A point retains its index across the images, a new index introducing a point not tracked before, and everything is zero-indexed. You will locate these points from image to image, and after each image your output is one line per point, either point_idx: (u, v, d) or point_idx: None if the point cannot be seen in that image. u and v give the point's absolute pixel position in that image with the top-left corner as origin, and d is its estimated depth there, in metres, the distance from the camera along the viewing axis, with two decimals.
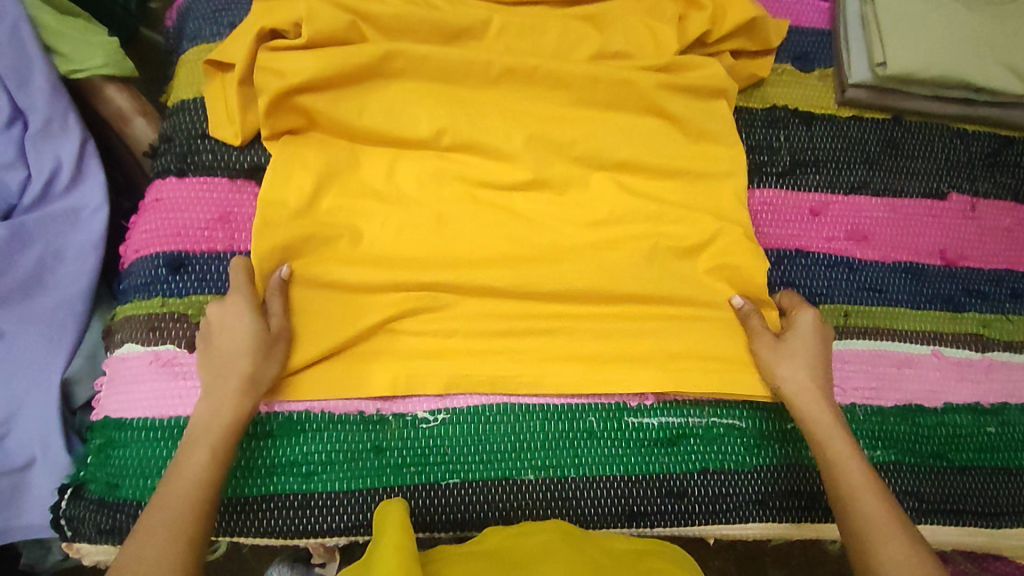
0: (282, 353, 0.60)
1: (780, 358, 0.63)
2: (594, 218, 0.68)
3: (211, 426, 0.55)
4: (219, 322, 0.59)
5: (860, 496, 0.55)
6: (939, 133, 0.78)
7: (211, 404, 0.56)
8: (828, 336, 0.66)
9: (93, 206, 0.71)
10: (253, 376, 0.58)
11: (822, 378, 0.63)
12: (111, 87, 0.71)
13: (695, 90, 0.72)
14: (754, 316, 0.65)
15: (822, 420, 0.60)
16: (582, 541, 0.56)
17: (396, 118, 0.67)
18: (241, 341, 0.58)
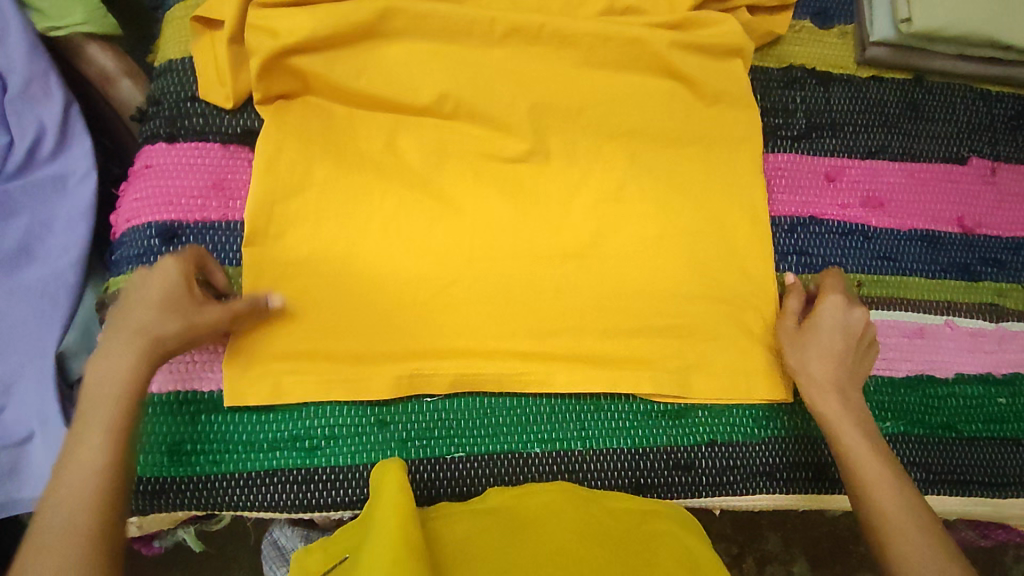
0: (196, 326, 0.54)
1: (796, 349, 0.61)
2: (601, 184, 0.66)
3: (106, 393, 0.49)
4: (141, 280, 0.54)
5: (877, 489, 0.54)
6: (962, 93, 0.75)
7: (101, 371, 0.50)
8: (859, 322, 0.61)
9: (81, 172, 0.68)
10: (150, 330, 0.52)
11: (844, 369, 0.60)
12: (93, 46, 0.67)
13: (708, 49, 0.68)
14: (794, 294, 0.64)
15: (835, 414, 0.58)
16: (588, 502, 0.55)
17: (396, 82, 0.64)
18: (152, 295, 0.53)
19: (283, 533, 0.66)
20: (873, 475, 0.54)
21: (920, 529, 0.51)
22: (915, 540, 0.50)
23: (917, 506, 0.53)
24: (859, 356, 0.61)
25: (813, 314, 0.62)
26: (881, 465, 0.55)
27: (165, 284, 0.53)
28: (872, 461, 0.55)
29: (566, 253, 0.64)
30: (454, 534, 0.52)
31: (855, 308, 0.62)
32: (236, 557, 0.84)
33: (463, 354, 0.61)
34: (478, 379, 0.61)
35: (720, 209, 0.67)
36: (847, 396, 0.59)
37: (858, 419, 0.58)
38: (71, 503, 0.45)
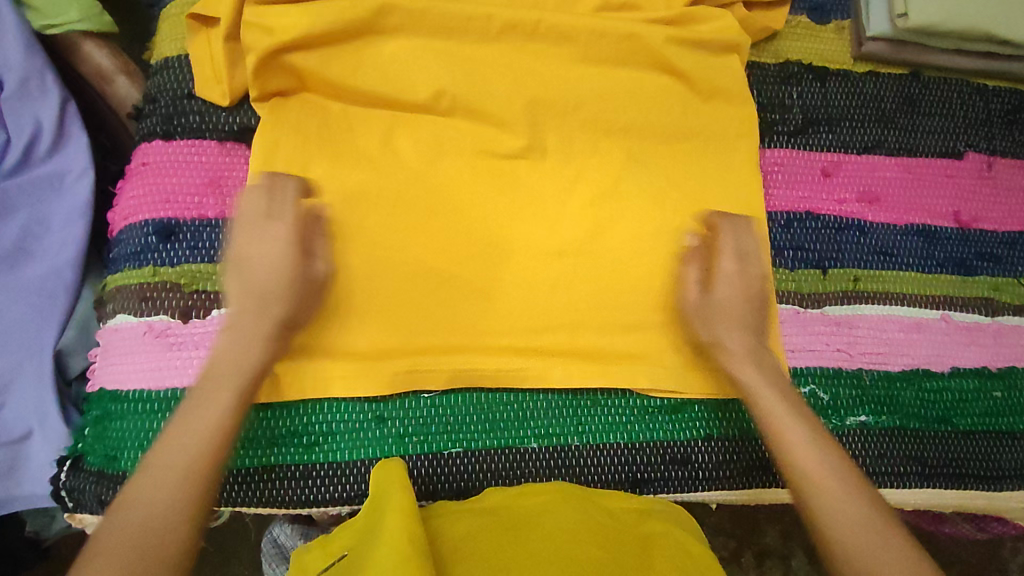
0: (314, 302, 0.59)
1: (705, 322, 0.61)
2: (598, 180, 0.66)
3: (240, 367, 0.54)
4: (268, 254, 0.57)
5: (804, 457, 0.53)
6: (958, 88, 0.75)
7: (234, 343, 0.54)
8: (755, 278, 0.63)
9: (78, 170, 0.68)
10: (286, 322, 0.56)
11: (754, 335, 0.60)
12: (89, 44, 0.67)
13: (705, 44, 0.68)
14: (693, 261, 0.63)
15: (758, 385, 0.58)
16: (584, 501, 0.55)
17: (393, 79, 0.64)
18: (283, 279, 0.56)
19: (283, 532, 0.66)
20: (791, 434, 0.54)
21: (843, 483, 0.52)
22: (840, 496, 0.51)
23: (843, 466, 0.53)
24: (757, 314, 0.62)
25: (714, 279, 0.62)
26: (799, 425, 0.55)
27: (298, 270, 0.57)
28: (790, 421, 0.55)
29: (564, 249, 0.64)
30: (454, 533, 0.52)
31: (747, 266, 0.63)
32: (236, 553, 0.84)
33: (461, 350, 0.61)
34: (476, 375, 0.61)
35: (717, 204, 0.67)
36: (759, 360, 0.59)
37: (773, 382, 0.58)
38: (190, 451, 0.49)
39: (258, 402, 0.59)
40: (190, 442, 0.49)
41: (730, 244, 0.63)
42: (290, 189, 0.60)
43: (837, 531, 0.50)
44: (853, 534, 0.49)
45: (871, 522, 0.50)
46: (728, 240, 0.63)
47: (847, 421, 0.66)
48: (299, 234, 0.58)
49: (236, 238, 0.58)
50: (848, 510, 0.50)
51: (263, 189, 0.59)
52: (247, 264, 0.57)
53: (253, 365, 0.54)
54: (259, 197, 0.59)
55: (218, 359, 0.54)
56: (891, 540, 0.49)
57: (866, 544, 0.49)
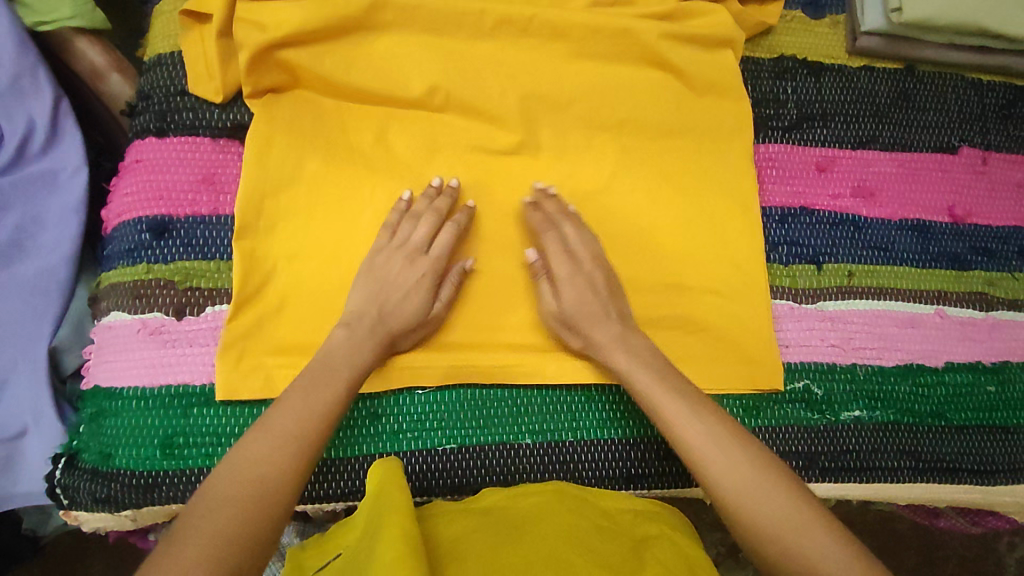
0: (424, 331, 0.60)
1: (574, 328, 0.60)
2: (594, 176, 0.66)
3: (353, 363, 0.55)
4: (397, 273, 0.59)
5: (711, 459, 0.51)
6: (953, 83, 0.75)
7: (352, 343, 0.56)
8: (595, 271, 0.61)
9: (71, 168, 0.68)
10: (391, 337, 0.58)
11: (612, 326, 0.59)
12: (82, 41, 0.67)
13: (699, 40, 0.68)
14: (541, 268, 0.62)
15: (653, 388, 0.56)
16: (579, 502, 0.55)
17: (387, 75, 0.64)
18: (409, 301, 0.59)
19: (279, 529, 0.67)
20: (672, 412, 0.54)
21: (723, 448, 0.51)
22: (725, 461, 0.51)
23: (756, 457, 0.51)
24: (617, 302, 0.61)
25: (560, 283, 0.61)
26: (678, 401, 0.54)
27: (424, 296, 0.59)
28: (668, 399, 0.55)
29: None
30: (450, 532, 0.52)
31: (583, 260, 0.61)
32: None
33: (457, 346, 0.62)
34: (471, 372, 0.61)
35: (712, 200, 0.67)
36: (630, 345, 0.58)
37: (645, 363, 0.57)
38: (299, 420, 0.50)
39: (365, 390, 0.60)
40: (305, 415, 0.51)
41: (560, 245, 0.61)
42: (447, 211, 0.62)
43: (731, 498, 0.49)
44: (744, 497, 0.49)
45: (758, 481, 0.49)
46: (555, 242, 0.61)
47: (841, 416, 0.66)
48: (438, 269, 0.60)
49: (365, 261, 0.60)
50: (737, 474, 0.50)
51: (433, 209, 0.61)
52: (376, 279, 0.59)
53: (364, 367, 0.56)
54: (456, 233, 0.61)
55: (334, 351, 0.55)
56: (782, 498, 0.48)
57: (758, 504, 0.48)
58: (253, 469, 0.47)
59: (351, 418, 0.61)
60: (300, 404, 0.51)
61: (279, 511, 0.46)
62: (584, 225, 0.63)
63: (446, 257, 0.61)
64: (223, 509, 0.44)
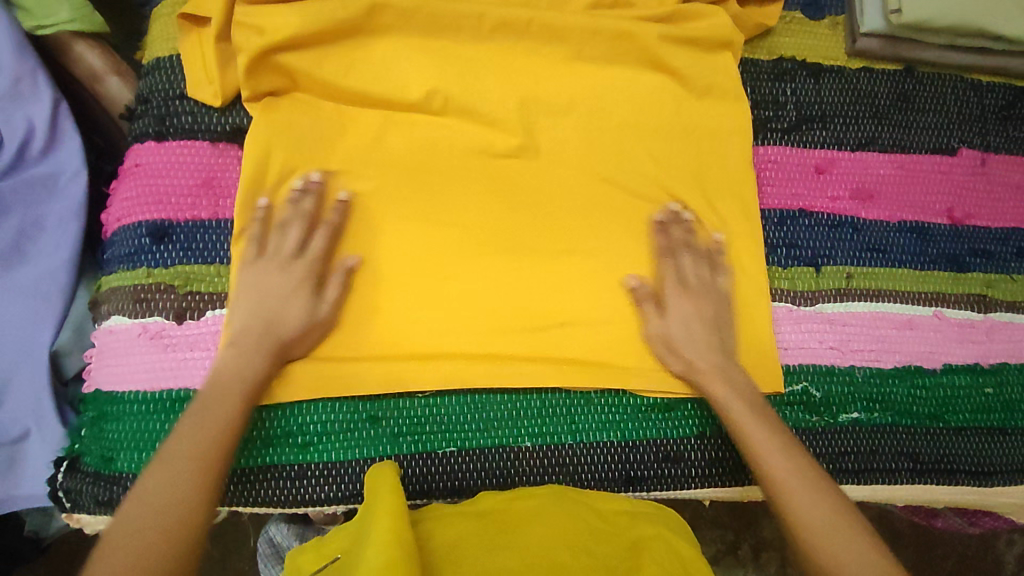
0: (317, 337, 0.60)
1: (673, 350, 0.62)
2: (592, 179, 0.66)
3: (245, 375, 0.55)
4: (279, 282, 0.58)
5: (790, 491, 0.53)
6: (953, 84, 0.75)
7: (240, 360, 0.56)
8: (709, 304, 0.63)
9: (71, 171, 0.68)
10: (285, 348, 0.58)
11: (712, 354, 0.61)
12: (80, 44, 0.67)
13: (698, 42, 0.68)
14: (648, 299, 0.63)
15: (740, 415, 0.58)
16: (576, 504, 0.56)
17: (386, 79, 0.64)
18: (290, 308, 0.58)
19: (280, 530, 0.67)
20: (760, 443, 0.56)
21: (804, 484, 0.53)
22: (805, 497, 0.52)
23: (833, 498, 0.52)
24: (721, 336, 0.62)
25: (667, 308, 0.63)
26: (768, 436, 0.56)
27: (306, 300, 0.58)
28: (760, 431, 0.56)
29: (558, 248, 0.64)
30: (445, 535, 0.52)
31: (696, 292, 0.63)
32: (238, 548, 0.85)
33: (456, 349, 0.62)
34: (469, 375, 0.61)
35: (711, 203, 0.67)
36: (729, 376, 0.60)
37: (743, 394, 0.59)
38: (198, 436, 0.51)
39: (259, 404, 0.60)
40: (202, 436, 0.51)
41: (672, 275, 0.64)
42: (315, 212, 0.61)
43: (807, 534, 0.51)
44: (822, 535, 0.50)
45: (837, 523, 0.51)
46: (671, 271, 0.64)
47: (840, 418, 0.66)
48: (318, 270, 0.60)
49: (241, 273, 0.59)
50: (818, 512, 0.51)
51: (301, 213, 0.60)
52: (256, 290, 0.58)
53: (258, 382, 0.56)
54: (329, 235, 0.60)
55: (221, 373, 0.55)
56: (855, 541, 0.50)
57: (834, 544, 0.49)
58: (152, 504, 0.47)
59: (267, 436, 0.60)
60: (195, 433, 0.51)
61: (189, 540, 0.46)
62: (701, 256, 0.65)
63: (325, 258, 0.60)
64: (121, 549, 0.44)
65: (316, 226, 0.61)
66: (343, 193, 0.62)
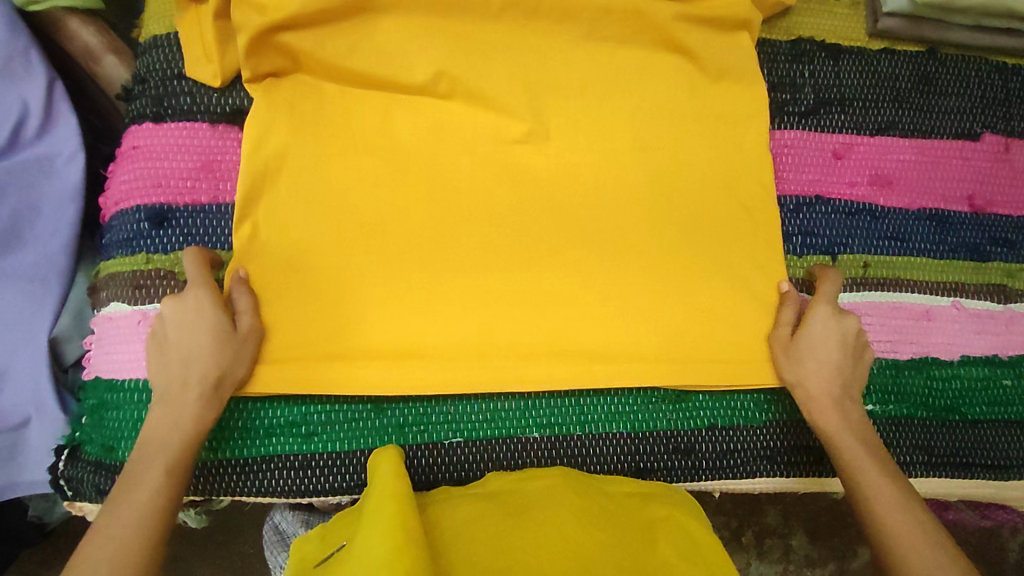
0: (251, 355, 0.57)
1: (793, 363, 0.61)
2: (602, 163, 0.64)
3: (171, 438, 0.53)
4: (175, 319, 0.55)
5: (908, 540, 0.53)
6: (977, 67, 0.72)
7: (168, 414, 0.54)
8: (851, 331, 0.62)
9: (68, 153, 0.66)
10: (218, 379, 0.55)
11: (839, 381, 0.61)
12: (74, 20, 0.65)
13: (715, 22, 0.65)
14: (790, 302, 0.63)
15: (858, 456, 0.58)
16: (586, 486, 0.55)
17: (390, 61, 0.62)
18: (204, 343, 0.55)
19: (285, 518, 0.65)
20: (874, 490, 0.56)
21: (922, 535, 0.53)
22: (923, 548, 0.52)
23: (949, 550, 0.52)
24: (853, 368, 0.62)
25: (806, 324, 0.62)
26: (885, 482, 0.56)
27: (205, 328, 0.55)
28: (875, 476, 0.56)
29: (566, 235, 0.63)
30: (453, 518, 0.51)
31: (847, 317, 0.62)
32: (241, 531, 0.84)
33: (462, 340, 0.60)
34: (476, 366, 0.60)
35: (725, 190, 0.65)
36: (845, 410, 0.60)
37: (859, 434, 0.59)
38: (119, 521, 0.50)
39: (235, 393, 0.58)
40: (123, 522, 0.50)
41: (827, 294, 0.63)
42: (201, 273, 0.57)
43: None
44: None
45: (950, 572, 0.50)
46: (827, 287, 0.63)
47: None
48: (217, 296, 0.57)
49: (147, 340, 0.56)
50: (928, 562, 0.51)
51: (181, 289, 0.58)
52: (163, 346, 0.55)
53: (193, 440, 0.54)
54: (199, 261, 0.57)
55: (152, 437, 0.53)
56: None
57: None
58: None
59: (271, 428, 0.59)
60: (112, 524, 0.50)
61: None
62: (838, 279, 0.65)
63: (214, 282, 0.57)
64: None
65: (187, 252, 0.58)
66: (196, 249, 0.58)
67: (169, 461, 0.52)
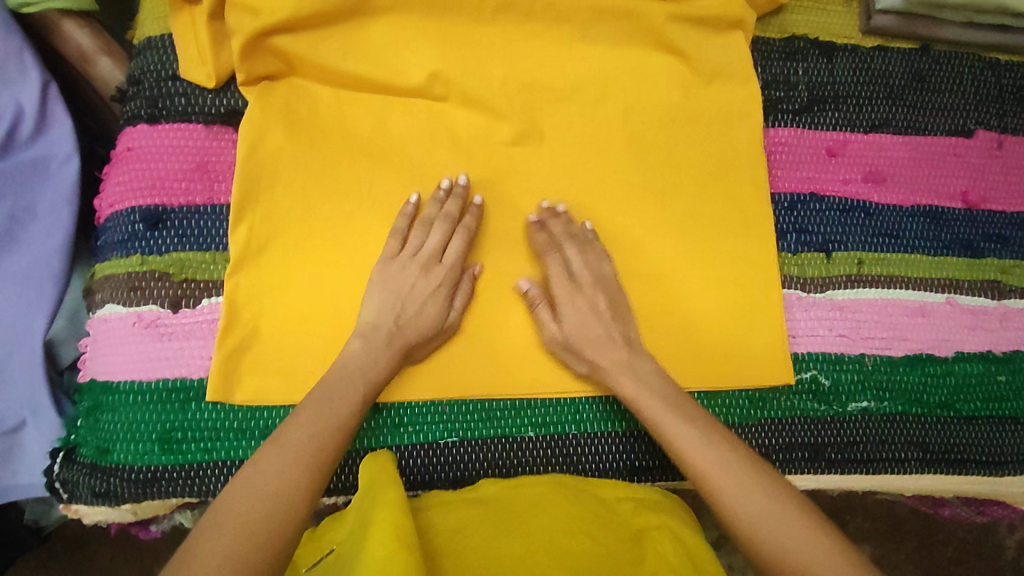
0: (443, 342, 0.60)
1: (589, 347, 0.59)
2: (598, 165, 0.64)
3: (370, 373, 0.55)
4: (415, 285, 0.59)
5: (725, 489, 0.51)
6: (970, 64, 0.73)
7: (371, 355, 0.56)
8: (592, 304, 0.61)
9: (62, 155, 0.66)
10: (408, 349, 0.58)
11: (614, 351, 0.59)
12: (69, 23, 0.65)
13: (708, 22, 0.66)
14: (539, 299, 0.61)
15: (661, 413, 0.56)
16: (577, 490, 0.55)
17: (386, 63, 0.62)
18: (426, 316, 0.58)
19: None
20: (685, 445, 0.54)
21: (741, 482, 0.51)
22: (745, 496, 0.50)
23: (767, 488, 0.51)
24: (623, 326, 0.60)
25: (559, 310, 0.61)
26: (692, 431, 0.54)
27: (438, 309, 0.59)
28: (683, 430, 0.54)
29: None
30: (447, 523, 0.52)
31: (578, 294, 0.61)
32: None
33: (458, 338, 0.61)
34: (472, 367, 0.60)
35: (721, 190, 0.65)
36: (637, 372, 0.58)
37: (651, 388, 0.57)
38: (322, 416, 0.51)
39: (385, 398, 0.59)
40: (321, 424, 0.51)
41: (559, 270, 0.61)
42: (458, 214, 0.61)
43: (764, 535, 0.48)
44: (761, 525, 0.49)
45: (776, 510, 0.49)
46: (550, 266, 0.61)
47: (849, 407, 0.65)
48: (450, 279, 0.60)
49: (376, 266, 0.60)
50: (755, 506, 0.50)
51: (445, 215, 0.60)
52: (389, 290, 0.59)
53: (381, 380, 0.56)
54: (466, 239, 0.61)
55: (352, 364, 0.55)
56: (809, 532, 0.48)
57: (768, 527, 0.48)
58: (270, 476, 0.47)
59: (268, 427, 0.59)
60: (317, 417, 0.51)
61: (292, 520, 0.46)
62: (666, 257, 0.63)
63: (459, 264, 0.61)
64: (237, 519, 0.44)
65: (456, 227, 0.61)
66: (480, 199, 0.62)
67: (365, 390, 0.54)
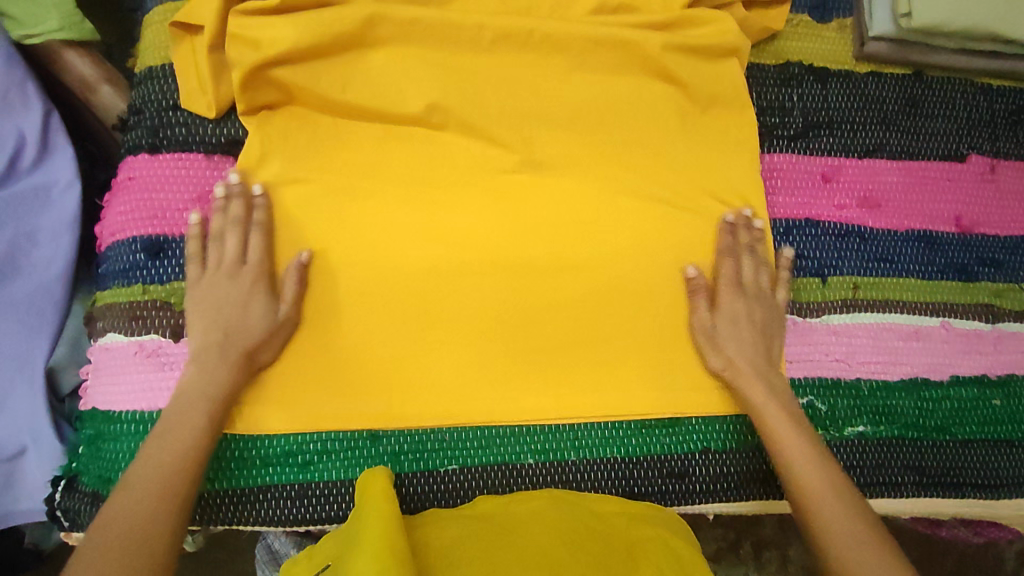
0: (284, 338, 0.59)
1: (715, 343, 0.62)
2: (594, 191, 0.65)
3: (208, 393, 0.54)
4: (224, 291, 0.58)
5: (822, 503, 0.53)
6: (962, 88, 0.74)
7: (202, 374, 0.55)
8: (745, 309, 0.63)
9: (65, 182, 0.67)
10: (247, 354, 0.57)
11: (756, 357, 0.62)
12: (70, 53, 0.65)
13: (704, 50, 0.67)
14: (700, 291, 0.63)
15: (777, 419, 0.58)
16: (573, 504, 0.56)
17: (384, 91, 0.62)
18: (252, 320, 0.57)
19: (278, 539, 0.66)
20: (791, 453, 0.56)
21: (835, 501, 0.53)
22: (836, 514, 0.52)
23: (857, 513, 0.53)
24: (767, 338, 0.63)
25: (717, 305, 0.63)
26: (802, 444, 0.57)
27: (262, 310, 0.58)
28: (793, 439, 0.57)
29: (558, 261, 0.63)
30: (440, 540, 0.52)
31: (740, 297, 0.63)
32: (242, 550, 0.85)
33: (451, 365, 0.61)
34: (471, 395, 0.61)
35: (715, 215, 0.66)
36: (767, 381, 0.61)
37: (781, 401, 0.59)
38: (159, 457, 0.51)
39: (224, 431, 0.58)
40: (167, 459, 0.51)
41: (730, 271, 0.64)
42: (244, 214, 0.59)
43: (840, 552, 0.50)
44: (842, 542, 0.51)
45: (868, 541, 0.51)
46: (727, 265, 0.64)
47: (846, 432, 0.65)
48: (268, 275, 0.59)
49: (190, 291, 0.58)
50: (841, 527, 0.52)
51: (231, 219, 0.59)
52: (208, 304, 0.57)
53: (226, 397, 0.55)
54: (264, 231, 0.60)
55: (187, 388, 0.54)
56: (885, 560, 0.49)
57: (845, 548, 0.50)
58: (108, 535, 0.46)
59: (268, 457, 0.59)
60: (163, 458, 0.50)
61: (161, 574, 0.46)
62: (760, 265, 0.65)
63: (267, 258, 0.60)
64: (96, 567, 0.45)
65: (249, 226, 0.59)
66: (260, 186, 0.60)
67: (206, 410, 0.54)
